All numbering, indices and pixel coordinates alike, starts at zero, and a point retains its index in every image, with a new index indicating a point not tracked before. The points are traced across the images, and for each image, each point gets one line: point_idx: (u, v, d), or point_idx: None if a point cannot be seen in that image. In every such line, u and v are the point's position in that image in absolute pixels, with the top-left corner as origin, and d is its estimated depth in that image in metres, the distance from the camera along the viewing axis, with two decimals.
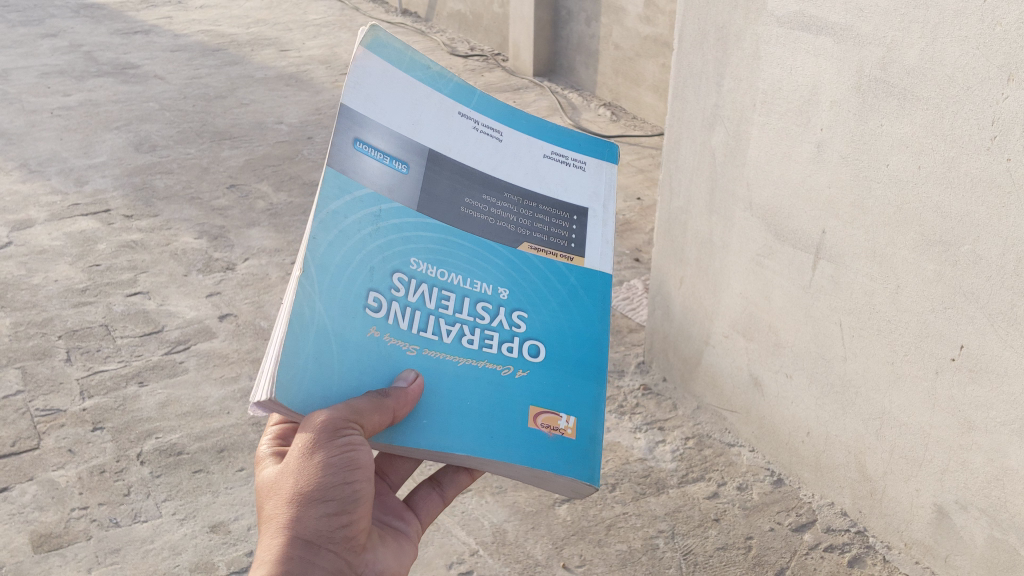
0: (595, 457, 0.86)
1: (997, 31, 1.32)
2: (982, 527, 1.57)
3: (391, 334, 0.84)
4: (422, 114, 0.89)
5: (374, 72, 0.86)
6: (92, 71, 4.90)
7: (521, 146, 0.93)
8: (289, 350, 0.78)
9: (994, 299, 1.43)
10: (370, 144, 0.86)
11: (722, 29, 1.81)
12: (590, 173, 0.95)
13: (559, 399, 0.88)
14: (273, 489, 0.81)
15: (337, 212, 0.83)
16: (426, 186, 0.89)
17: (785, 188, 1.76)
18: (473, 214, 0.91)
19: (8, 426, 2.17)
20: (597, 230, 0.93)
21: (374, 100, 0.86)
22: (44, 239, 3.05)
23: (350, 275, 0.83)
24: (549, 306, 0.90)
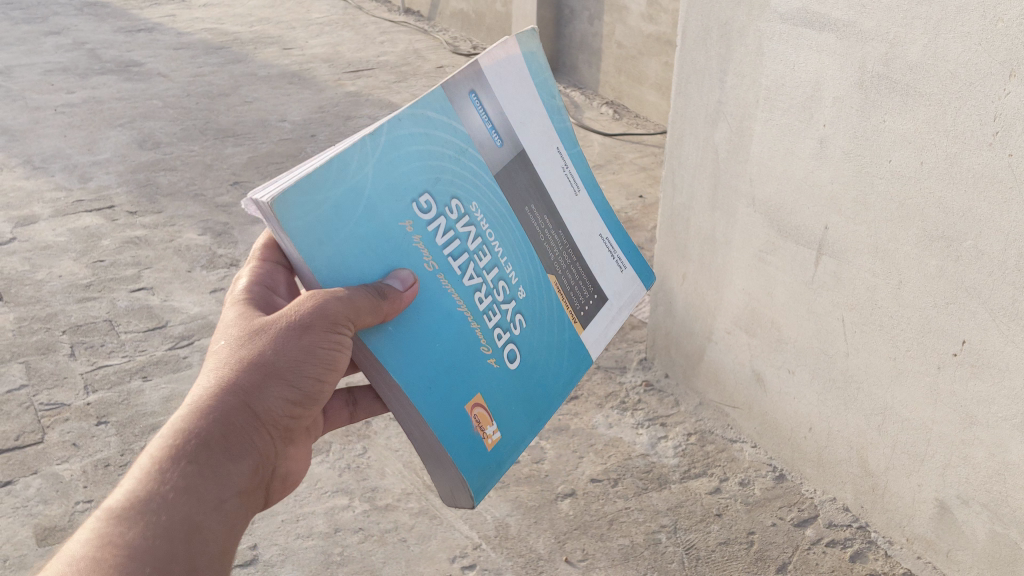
0: (489, 481, 0.93)
1: (998, 28, 1.32)
2: (984, 522, 1.57)
3: (421, 239, 0.91)
4: (530, 116, 1.03)
5: (512, 61, 1.01)
6: (95, 69, 4.91)
7: (587, 208, 1.11)
8: (317, 179, 0.82)
9: (996, 295, 1.44)
10: (482, 105, 0.97)
11: (725, 26, 1.82)
12: (625, 279, 1.15)
13: (498, 411, 0.96)
14: (244, 347, 0.85)
15: (432, 117, 0.92)
16: (506, 165, 1.00)
17: (788, 184, 1.76)
18: (530, 216, 1.02)
19: (12, 419, 2.17)
20: (603, 321, 1.11)
21: (500, 75, 0.99)
22: (48, 235, 3.06)
23: (415, 166, 0.90)
24: (542, 334, 1.03)
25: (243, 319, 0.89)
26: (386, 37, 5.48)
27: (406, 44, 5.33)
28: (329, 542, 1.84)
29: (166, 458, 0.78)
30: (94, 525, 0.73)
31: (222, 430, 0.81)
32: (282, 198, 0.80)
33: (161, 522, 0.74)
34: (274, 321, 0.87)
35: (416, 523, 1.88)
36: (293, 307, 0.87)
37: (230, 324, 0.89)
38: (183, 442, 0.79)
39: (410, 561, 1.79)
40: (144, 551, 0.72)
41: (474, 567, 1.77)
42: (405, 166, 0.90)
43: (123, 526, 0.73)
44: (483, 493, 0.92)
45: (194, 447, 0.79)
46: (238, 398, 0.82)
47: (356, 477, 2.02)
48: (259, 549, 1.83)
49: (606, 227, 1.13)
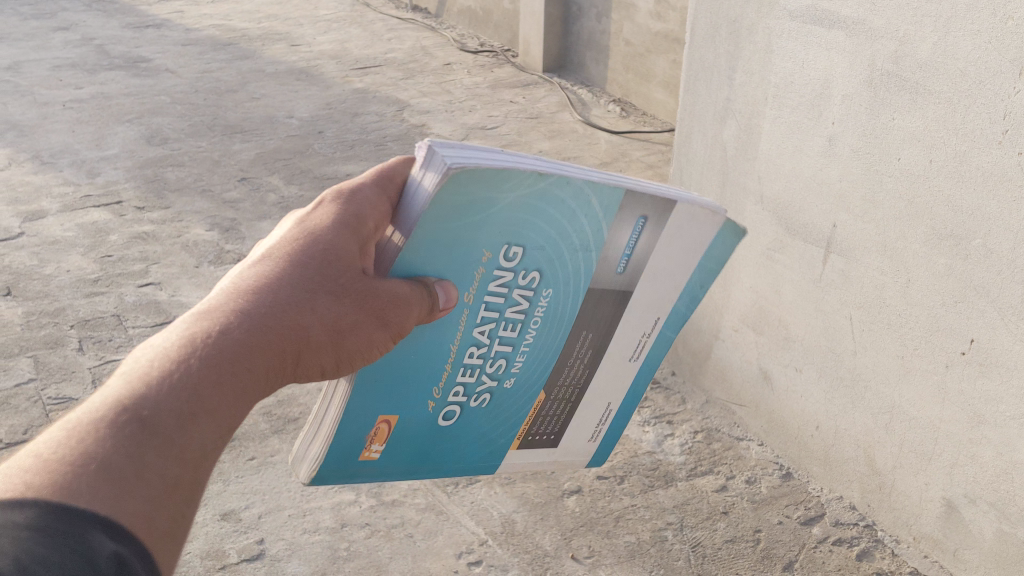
0: (331, 477, 0.96)
1: (1009, 25, 1.32)
2: (991, 521, 1.57)
3: (482, 272, 0.91)
4: (665, 275, 1.04)
5: (700, 234, 1.01)
6: (103, 64, 4.92)
7: (623, 379, 1.11)
8: (486, 175, 0.84)
9: (1005, 293, 1.43)
10: (641, 232, 0.97)
11: (734, 23, 1.82)
12: (579, 446, 1.15)
13: (396, 441, 0.98)
14: (327, 300, 0.82)
15: (593, 208, 0.92)
16: (606, 287, 1.01)
17: (796, 182, 1.76)
18: (578, 340, 1.05)
19: (20, 413, 2.18)
20: (540, 457, 1.12)
21: (681, 230, 0.99)
22: (56, 231, 3.07)
23: (541, 227, 0.91)
24: (494, 422, 1.04)
25: (333, 257, 0.85)
26: (394, 34, 5.48)
27: (414, 40, 5.34)
28: (336, 537, 1.85)
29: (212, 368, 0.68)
30: (108, 411, 0.61)
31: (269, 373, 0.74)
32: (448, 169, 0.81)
33: (183, 444, 0.63)
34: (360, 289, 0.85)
35: (422, 519, 1.89)
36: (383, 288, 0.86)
37: (318, 253, 0.84)
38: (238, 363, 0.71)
39: (416, 556, 1.79)
40: (152, 470, 0.59)
41: (480, 563, 1.77)
42: (537, 221, 0.90)
43: (141, 427, 0.61)
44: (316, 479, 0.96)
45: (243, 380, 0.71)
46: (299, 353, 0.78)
47: None
48: (266, 544, 1.84)
49: (619, 405, 1.13)
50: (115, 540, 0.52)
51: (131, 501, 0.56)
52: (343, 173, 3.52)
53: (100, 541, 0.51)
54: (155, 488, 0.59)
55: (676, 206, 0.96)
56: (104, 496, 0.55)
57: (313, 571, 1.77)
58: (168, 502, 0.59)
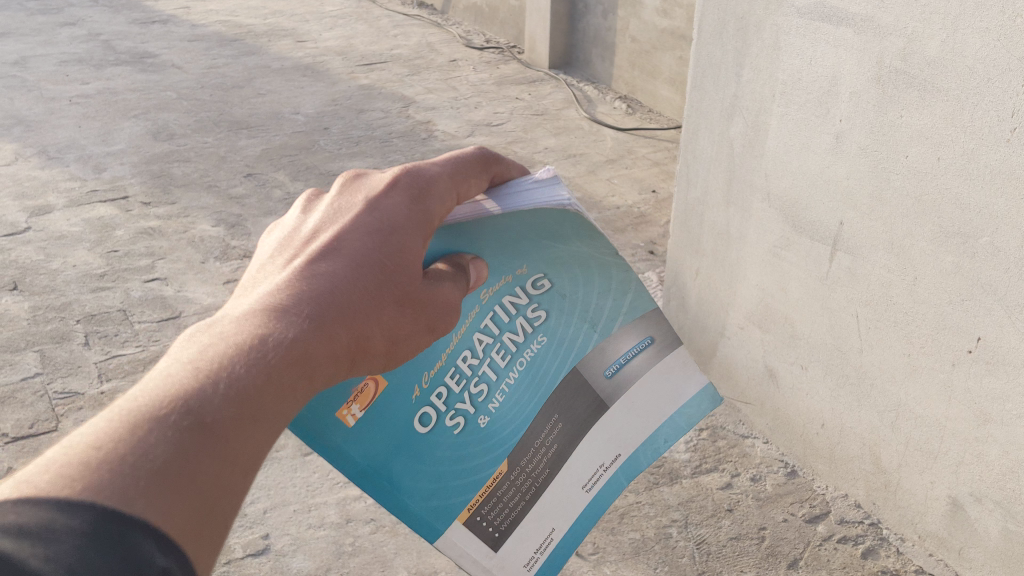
0: (305, 420, 0.83)
1: (1017, 23, 1.31)
2: (996, 520, 1.56)
3: (506, 282, 0.94)
4: (642, 410, 0.97)
5: (684, 387, 0.99)
6: (109, 60, 4.93)
7: (575, 506, 0.94)
8: (585, 228, 0.87)
9: (1012, 292, 1.43)
10: (638, 351, 0.97)
11: (741, 20, 1.82)
12: (512, 571, 0.92)
13: (373, 417, 0.87)
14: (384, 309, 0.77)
15: (624, 300, 0.96)
16: (586, 381, 0.96)
17: (803, 180, 1.76)
18: (547, 421, 0.95)
19: (27, 408, 2.19)
20: (473, 550, 0.91)
21: (670, 376, 0.98)
22: (62, 225, 3.08)
23: (576, 280, 0.95)
24: (457, 457, 0.91)
25: (400, 257, 0.79)
26: (400, 30, 5.48)
27: (420, 37, 5.34)
28: (341, 533, 1.85)
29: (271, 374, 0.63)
30: (170, 413, 0.55)
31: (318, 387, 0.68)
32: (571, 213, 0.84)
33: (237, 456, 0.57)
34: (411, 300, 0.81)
35: None
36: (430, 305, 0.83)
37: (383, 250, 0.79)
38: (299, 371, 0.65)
39: (420, 552, 1.79)
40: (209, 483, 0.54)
41: None
42: (579, 273, 0.94)
43: (200, 433, 0.55)
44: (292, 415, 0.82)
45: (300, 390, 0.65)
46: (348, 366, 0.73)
47: None
48: (271, 539, 1.84)
49: (564, 536, 0.93)
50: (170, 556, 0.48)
51: (185, 516, 0.51)
52: (349, 169, 3.52)
53: (154, 554, 0.47)
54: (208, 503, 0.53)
55: (676, 347, 0.99)
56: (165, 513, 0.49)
57: (317, 567, 1.77)
58: (220, 512, 0.54)
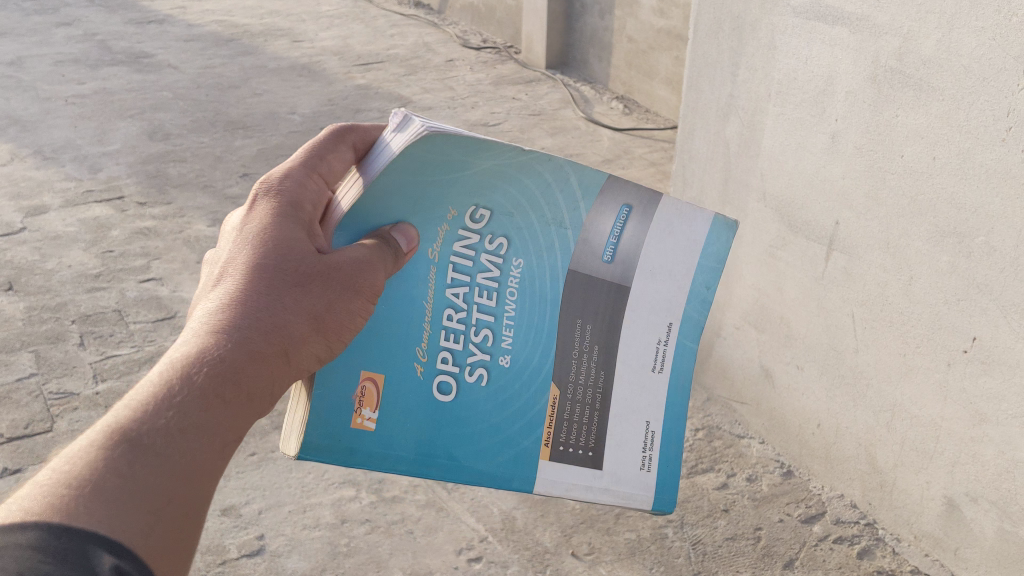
0: (324, 446, 0.88)
1: (1013, 21, 1.31)
2: (992, 520, 1.56)
3: (445, 232, 0.92)
4: (665, 276, 1.00)
5: (692, 230, 0.99)
6: (105, 60, 4.92)
7: (657, 393, 1.00)
8: (462, 142, 0.85)
9: (1007, 291, 1.43)
10: (624, 223, 0.97)
11: (737, 19, 1.82)
12: (630, 479, 0.98)
13: (390, 405, 0.91)
14: (294, 289, 0.80)
15: (569, 184, 0.95)
16: (592, 277, 0.99)
17: (799, 179, 1.75)
18: (574, 329, 0.99)
19: (21, 408, 2.19)
20: (582, 481, 0.97)
21: (672, 227, 0.98)
22: (58, 226, 3.07)
23: (508, 193, 0.92)
24: (495, 406, 0.95)
25: (291, 248, 0.83)
26: (396, 30, 5.47)
27: (417, 37, 5.33)
28: (336, 533, 1.85)
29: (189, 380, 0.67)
30: (96, 439, 0.61)
31: (256, 374, 0.72)
32: (433, 138, 0.82)
33: (173, 457, 0.62)
34: (323, 268, 0.83)
35: (423, 515, 1.89)
36: (344, 261, 0.84)
37: (270, 248, 0.82)
38: (216, 370, 0.69)
39: (416, 553, 1.79)
40: (147, 486, 0.60)
41: (481, 560, 1.77)
42: (504, 186, 0.92)
43: (129, 449, 0.61)
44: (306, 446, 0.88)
45: (227, 383, 0.69)
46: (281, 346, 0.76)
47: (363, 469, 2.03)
48: (266, 539, 1.84)
49: (664, 424, 0.99)
50: (115, 557, 0.53)
51: (128, 519, 0.57)
52: None
53: (99, 555, 0.52)
54: (150, 503, 0.59)
55: (660, 199, 0.97)
56: (102, 519, 0.55)
57: (312, 567, 1.76)
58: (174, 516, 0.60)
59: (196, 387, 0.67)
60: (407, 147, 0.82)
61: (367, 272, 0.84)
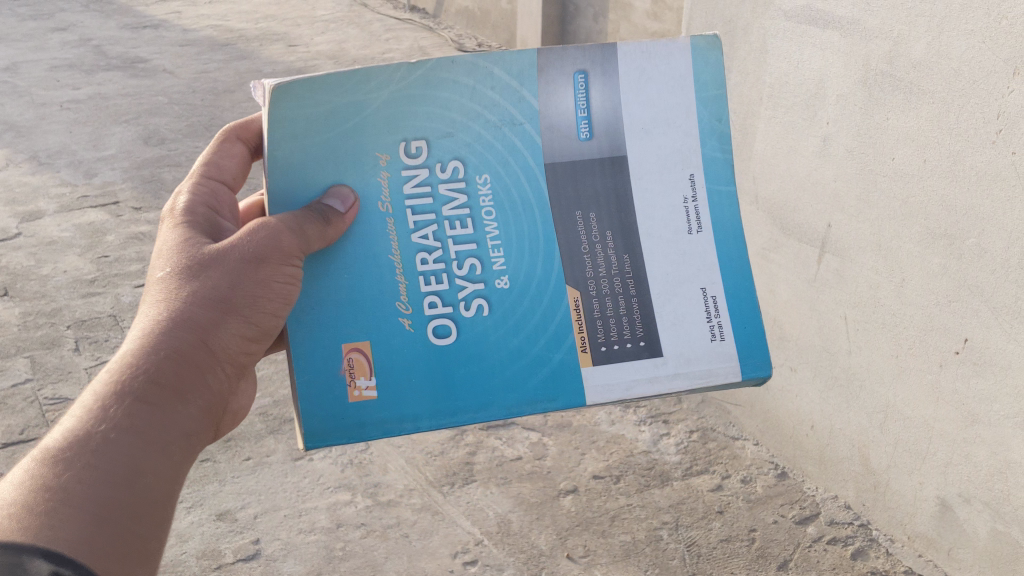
0: (335, 430, 0.89)
1: (1003, 25, 1.32)
2: (985, 521, 1.56)
3: (388, 178, 0.90)
4: (661, 128, 0.94)
5: (671, 65, 0.93)
6: (100, 65, 4.92)
7: (704, 254, 0.94)
8: (331, 81, 0.87)
9: (998, 293, 1.43)
10: (586, 90, 0.93)
11: (730, 23, 1.83)
12: (700, 357, 0.94)
13: (383, 368, 0.91)
14: (198, 279, 0.82)
15: (496, 78, 0.91)
16: (578, 161, 0.95)
17: (791, 182, 1.76)
18: (577, 224, 0.95)
19: (17, 414, 2.19)
20: (643, 374, 0.93)
21: (645, 71, 0.92)
22: (53, 231, 3.07)
23: (431, 114, 0.90)
24: (504, 328, 0.92)
25: (193, 245, 0.86)
26: (392, 34, 5.48)
27: (412, 41, 5.34)
28: (332, 537, 1.85)
29: (109, 394, 0.73)
30: (29, 466, 0.67)
31: (174, 370, 0.77)
32: (286, 86, 0.86)
33: (101, 464, 0.68)
34: (224, 251, 0.85)
35: (419, 518, 1.89)
36: (245, 238, 0.86)
37: (175, 252, 0.85)
38: (131, 377, 0.74)
39: (411, 556, 1.79)
40: (81, 494, 0.66)
41: (476, 563, 1.77)
42: (421, 108, 0.90)
43: (58, 467, 0.67)
44: (320, 438, 0.89)
45: (144, 387, 0.74)
46: (194, 335, 0.79)
47: (359, 472, 2.03)
48: (262, 544, 1.84)
49: (719, 286, 0.94)
50: (52, 564, 0.61)
51: (67, 530, 0.64)
52: None
53: (36, 562, 0.60)
54: (88, 509, 0.66)
55: (614, 50, 0.92)
56: (38, 532, 0.62)
57: (308, 571, 1.77)
58: (107, 520, 0.66)
59: (111, 399, 0.72)
60: (273, 103, 0.86)
61: (267, 240, 0.85)
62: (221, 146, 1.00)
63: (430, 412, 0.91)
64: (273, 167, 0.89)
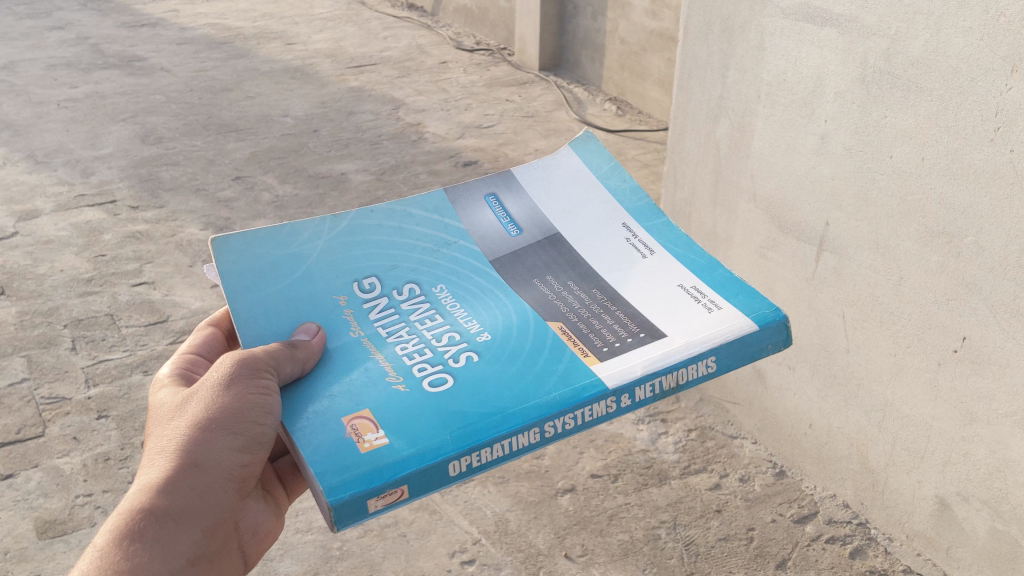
0: (356, 482, 0.71)
1: (1000, 22, 1.31)
2: (984, 519, 1.56)
3: (351, 311, 0.92)
4: (579, 207, 1.05)
5: (563, 169, 1.09)
6: (98, 64, 4.91)
7: (669, 266, 0.97)
8: (268, 239, 0.97)
9: (997, 291, 1.43)
10: (499, 205, 1.05)
11: (727, 21, 1.82)
12: (707, 322, 0.86)
13: (392, 421, 0.77)
14: (184, 412, 0.84)
15: (414, 215, 1.02)
16: (520, 250, 1.00)
17: (789, 180, 1.76)
18: (537, 286, 0.96)
19: (14, 413, 2.18)
20: (655, 351, 0.83)
21: (542, 180, 1.08)
22: (50, 230, 3.06)
23: (369, 254, 0.98)
24: (498, 362, 0.84)
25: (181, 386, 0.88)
26: (389, 32, 5.47)
27: (409, 39, 5.34)
28: (330, 537, 1.85)
29: (111, 542, 0.77)
30: None
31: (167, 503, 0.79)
32: (227, 239, 0.96)
33: None
34: (207, 381, 0.86)
35: (416, 518, 1.88)
36: (222, 364, 0.86)
37: (167, 398, 0.87)
38: (131, 519, 0.78)
39: (409, 555, 1.79)
40: None
41: (474, 562, 1.77)
42: (360, 250, 0.98)
43: None
44: (339, 488, 0.70)
45: (144, 524, 0.78)
46: (183, 463, 0.81)
47: None
48: None
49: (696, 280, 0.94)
50: None
51: None
52: (338, 172, 3.53)
53: None
54: None
55: (510, 175, 1.08)
56: None
57: (305, 571, 1.77)
58: None
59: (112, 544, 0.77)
60: (216, 258, 0.95)
61: (239, 359, 0.84)
62: (202, 338, 1.00)
63: (452, 438, 0.74)
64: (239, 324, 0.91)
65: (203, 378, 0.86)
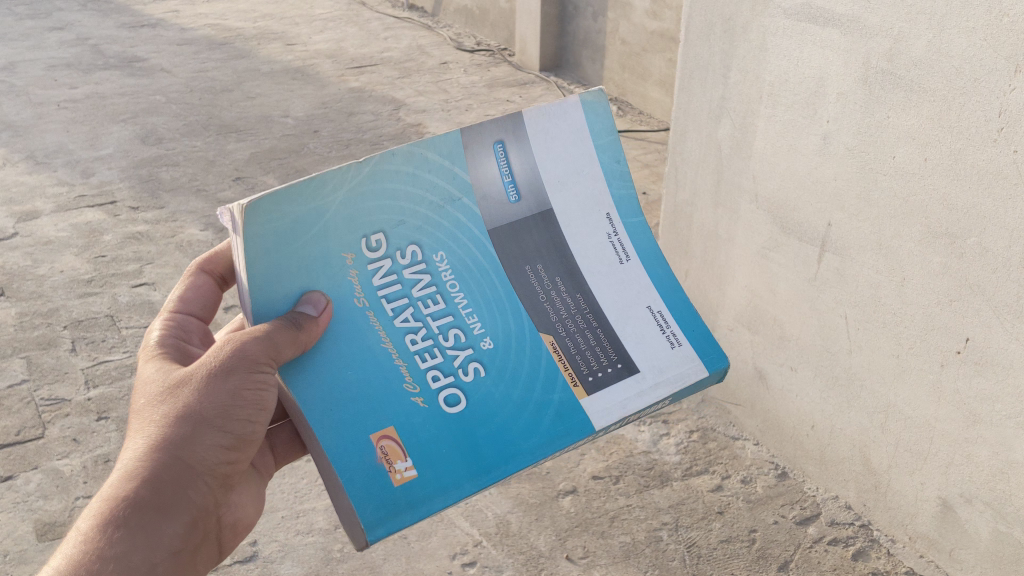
0: (391, 517, 0.85)
1: (1003, 22, 1.30)
2: (987, 521, 1.56)
3: (357, 275, 0.91)
4: (574, 177, 1.00)
5: (569, 120, 0.98)
6: (98, 64, 4.91)
7: (640, 279, 1.01)
8: (291, 193, 0.86)
9: (1001, 292, 1.42)
10: (504, 157, 0.97)
11: (728, 21, 1.81)
12: (676, 362, 0.97)
13: (416, 447, 0.88)
14: (170, 402, 0.89)
15: (431, 160, 0.92)
16: (516, 222, 0.98)
17: (791, 181, 1.75)
18: (528, 276, 0.98)
19: (14, 415, 2.18)
20: (630, 392, 0.95)
21: (549, 131, 0.97)
22: (50, 230, 3.06)
23: (384, 206, 0.91)
24: (503, 380, 0.93)
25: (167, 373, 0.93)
26: (389, 33, 5.47)
27: (409, 40, 5.33)
28: (331, 538, 1.84)
29: (96, 527, 0.83)
30: None
31: (152, 492, 0.86)
32: (254, 205, 0.84)
33: None
34: (195, 371, 0.91)
35: None
36: (212, 355, 0.91)
37: (152, 381, 0.92)
38: (115, 508, 0.84)
39: (410, 557, 1.78)
40: None
41: (475, 564, 1.76)
42: (377, 202, 0.91)
43: None
44: (377, 525, 0.84)
45: (127, 513, 0.84)
46: (169, 456, 0.87)
47: None
48: (259, 545, 1.83)
49: (662, 304, 1.01)
50: None
51: None
52: None
53: None
54: None
55: (520, 115, 0.96)
56: None
57: (306, 572, 1.76)
58: None
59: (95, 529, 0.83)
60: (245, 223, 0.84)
61: (232, 350, 0.89)
62: (188, 292, 1.09)
63: (469, 475, 0.88)
64: (252, 285, 0.89)
65: (191, 367, 0.91)
